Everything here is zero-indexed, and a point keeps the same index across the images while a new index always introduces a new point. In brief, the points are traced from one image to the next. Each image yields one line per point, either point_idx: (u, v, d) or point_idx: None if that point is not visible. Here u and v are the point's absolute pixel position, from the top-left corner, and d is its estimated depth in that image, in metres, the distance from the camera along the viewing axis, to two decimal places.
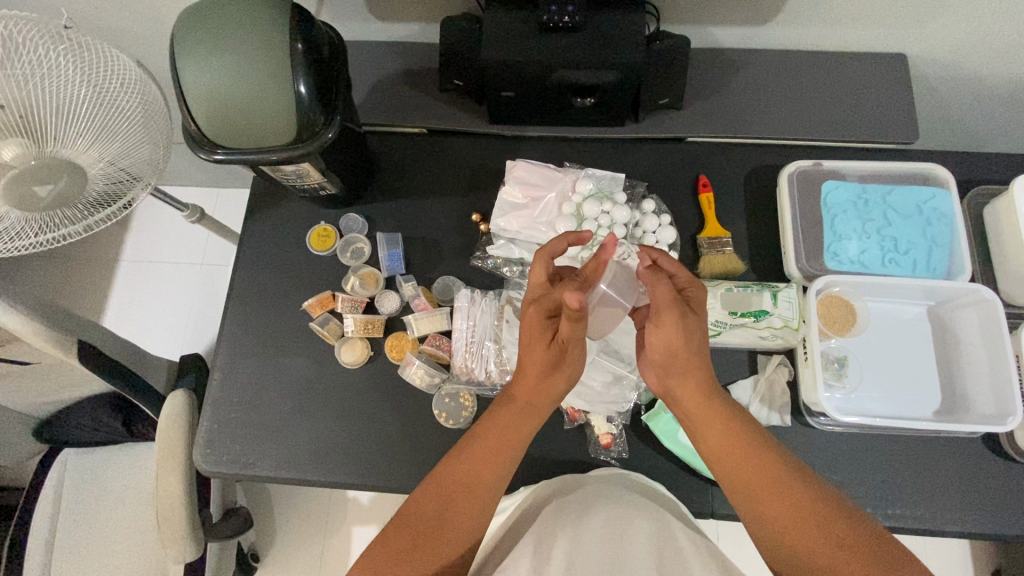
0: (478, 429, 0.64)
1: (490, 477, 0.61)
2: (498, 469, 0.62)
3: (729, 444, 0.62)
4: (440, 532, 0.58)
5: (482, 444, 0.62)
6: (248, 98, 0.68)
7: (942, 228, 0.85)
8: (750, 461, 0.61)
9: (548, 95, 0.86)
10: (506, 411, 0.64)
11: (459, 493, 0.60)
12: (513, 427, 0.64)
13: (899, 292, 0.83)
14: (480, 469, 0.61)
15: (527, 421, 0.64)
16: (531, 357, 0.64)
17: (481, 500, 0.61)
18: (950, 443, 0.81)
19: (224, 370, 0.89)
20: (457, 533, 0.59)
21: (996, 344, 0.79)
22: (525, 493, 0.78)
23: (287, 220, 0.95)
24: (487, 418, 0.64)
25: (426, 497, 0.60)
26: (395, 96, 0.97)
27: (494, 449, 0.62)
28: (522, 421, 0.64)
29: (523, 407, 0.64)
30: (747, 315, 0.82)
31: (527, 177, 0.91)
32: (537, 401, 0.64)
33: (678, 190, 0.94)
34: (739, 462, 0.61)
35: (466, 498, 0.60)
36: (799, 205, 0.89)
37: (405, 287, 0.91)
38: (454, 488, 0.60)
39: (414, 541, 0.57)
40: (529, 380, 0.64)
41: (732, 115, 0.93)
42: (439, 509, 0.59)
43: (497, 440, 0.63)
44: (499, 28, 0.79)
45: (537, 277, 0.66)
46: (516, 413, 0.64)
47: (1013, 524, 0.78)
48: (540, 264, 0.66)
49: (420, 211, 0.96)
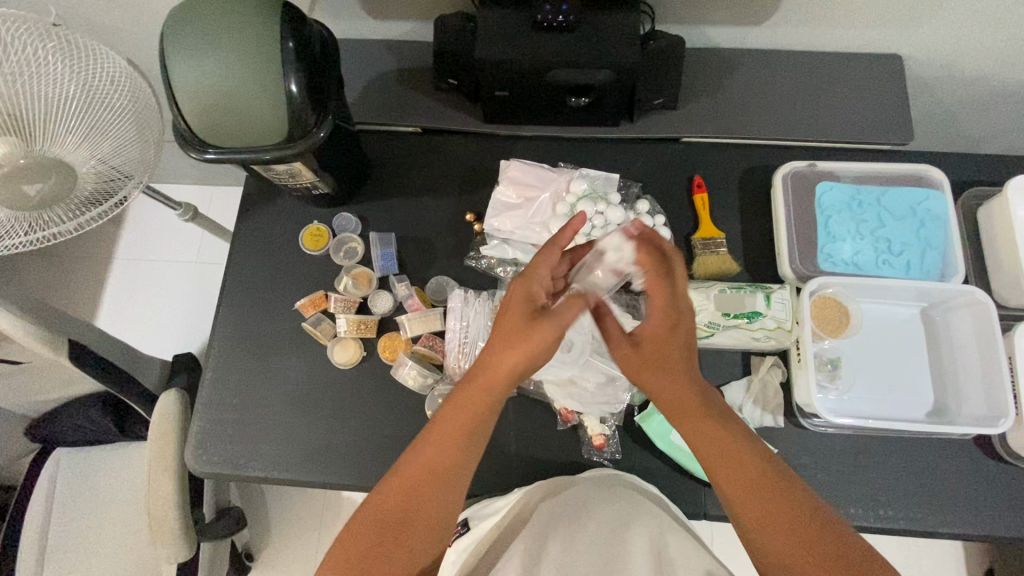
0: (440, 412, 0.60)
1: (452, 465, 0.59)
2: (462, 451, 0.59)
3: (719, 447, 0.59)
4: (405, 526, 0.57)
5: (448, 423, 0.59)
6: (239, 97, 0.67)
7: (935, 229, 0.85)
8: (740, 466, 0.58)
9: (542, 94, 0.86)
10: (468, 391, 0.59)
11: (422, 483, 0.58)
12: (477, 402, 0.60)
13: (893, 294, 0.83)
14: (441, 458, 0.59)
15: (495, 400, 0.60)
16: (503, 339, 0.60)
17: (445, 489, 0.59)
18: (942, 445, 0.81)
19: (216, 370, 0.89)
20: (426, 524, 0.58)
21: (989, 346, 0.79)
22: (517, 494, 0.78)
23: (280, 220, 0.95)
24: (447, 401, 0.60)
25: (389, 491, 0.59)
26: (390, 94, 0.96)
27: (456, 430, 0.59)
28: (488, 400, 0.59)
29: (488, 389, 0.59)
30: (740, 316, 0.82)
31: (521, 177, 0.91)
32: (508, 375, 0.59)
33: (673, 190, 0.94)
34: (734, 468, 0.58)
35: (429, 488, 0.58)
36: (793, 206, 0.89)
37: (398, 287, 0.90)
38: (416, 478, 0.58)
39: (378, 537, 0.57)
40: (496, 361, 0.59)
41: (727, 115, 0.92)
42: (404, 501, 0.58)
43: (460, 425, 0.59)
44: (492, 27, 0.79)
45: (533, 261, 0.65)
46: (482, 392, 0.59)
47: (1005, 526, 0.78)
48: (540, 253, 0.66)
49: (414, 210, 0.95)
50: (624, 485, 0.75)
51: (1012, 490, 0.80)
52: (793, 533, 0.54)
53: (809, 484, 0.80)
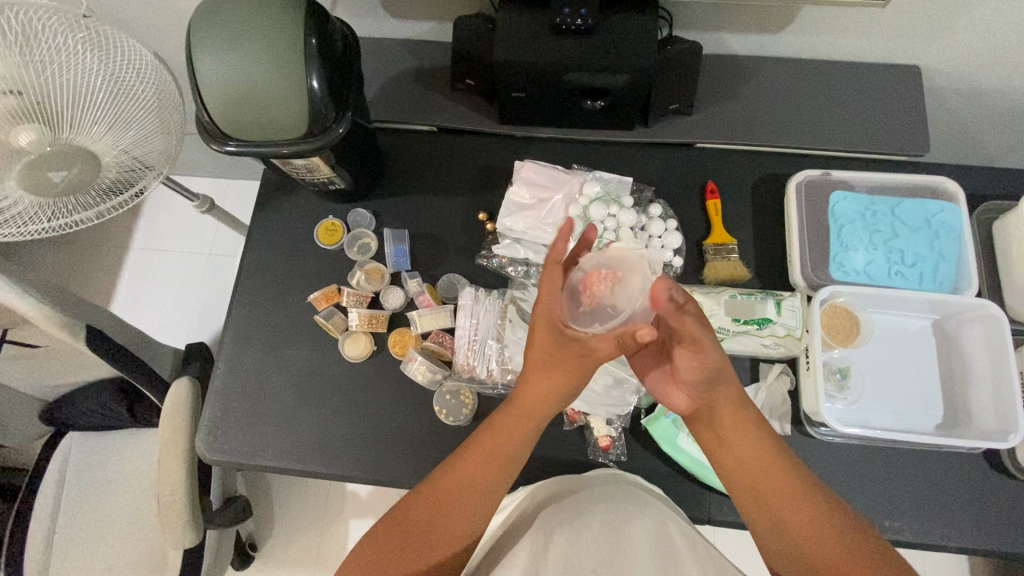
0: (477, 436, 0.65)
1: (487, 481, 0.62)
2: (494, 473, 0.63)
3: (752, 483, 0.61)
4: (432, 532, 0.60)
5: (483, 443, 0.64)
6: (261, 92, 0.69)
7: (949, 241, 0.84)
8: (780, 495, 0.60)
9: (558, 96, 0.87)
10: (503, 418, 0.65)
11: (458, 496, 0.61)
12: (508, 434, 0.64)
13: (904, 305, 0.83)
14: (477, 476, 0.62)
15: (522, 438, 0.64)
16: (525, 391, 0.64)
17: (473, 505, 0.61)
18: (951, 458, 0.81)
19: (229, 360, 0.90)
20: (451, 536, 0.60)
21: (1000, 358, 0.78)
22: (523, 492, 0.77)
23: (295, 213, 0.96)
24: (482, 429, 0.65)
25: (423, 498, 0.62)
26: (408, 93, 0.98)
27: (491, 451, 0.63)
28: (517, 437, 0.64)
29: (518, 415, 0.64)
30: (750, 322, 0.82)
31: (535, 178, 0.91)
32: (539, 407, 0.64)
33: (685, 195, 0.94)
34: (766, 505, 0.60)
35: (459, 501, 0.61)
36: (807, 214, 0.88)
37: (409, 283, 0.91)
38: (452, 491, 0.62)
39: (406, 542, 0.59)
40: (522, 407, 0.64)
41: (741, 122, 0.93)
42: (441, 510, 0.61)
43: (496, 445, 0.63)
44: (510, 28, 0.80)
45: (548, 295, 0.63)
46: (512, 427, 0.64)
47: (1012, 541, 0.78)
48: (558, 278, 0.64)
49: (427, 208, 0.96)
50: (628, 483, 0.74)
51: (1019, 506, 0.79)
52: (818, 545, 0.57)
53: None
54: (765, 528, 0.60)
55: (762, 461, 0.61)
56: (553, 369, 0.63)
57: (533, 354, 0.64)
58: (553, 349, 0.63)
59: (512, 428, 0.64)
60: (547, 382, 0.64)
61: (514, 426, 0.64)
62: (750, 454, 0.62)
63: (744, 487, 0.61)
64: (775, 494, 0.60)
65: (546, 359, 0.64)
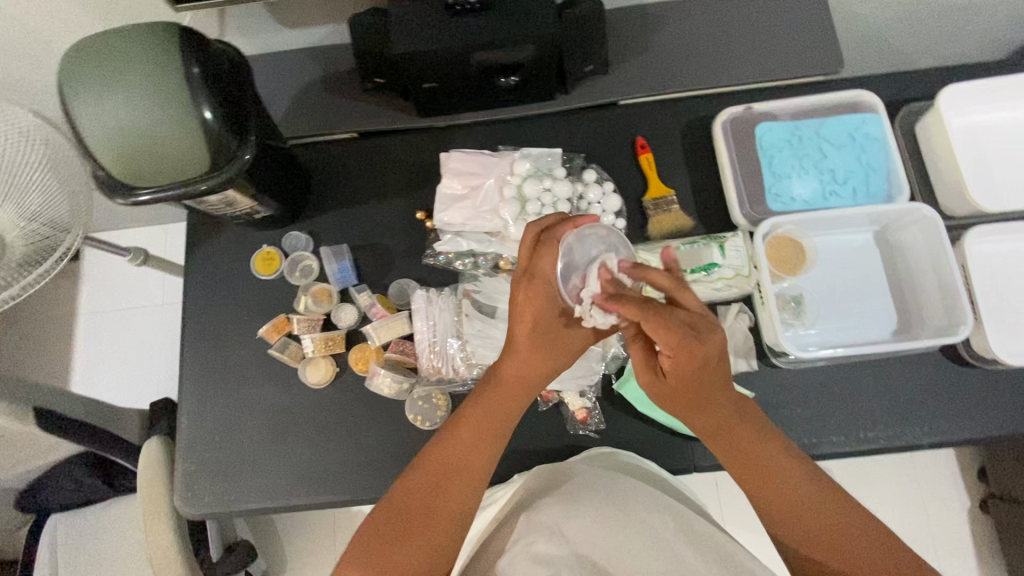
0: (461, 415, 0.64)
1: (478, 463, 0.63)
2: (487, 449, 0.64)
3: (758, 476, 0.61)
4: (428, 516, 0.60)
5: (474, 422, 0.64)
6: (152, 134, 0.65)
7: (876, 152, 0.85)
8: (783, 489, 0.60)
9: (472, 78, 0.87)
10: (495, 392, 0.65)
11: (452, 473, 0.62)
12: (501, 405, 0.65)
13: (843, 224, 0.85)
14: (473, 451, 0.63)
15: (514, 403, 0.66)
16: (517, 358, 0.65)
17: (466, 481, 0.62)
18: (911, 360, 0.83)
19: (192, 411, 0.87)
20: (447, 515, 0.60)
21: (940, 256, 0.80)
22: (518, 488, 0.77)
23: (228, 248, 0.92)
24: (470, 406, 0.65)
25: (414, 487, 0.61)
26: (323, 106, 0.96)
27: (486, 423, 0.64)
28: (510, 402, 0.65)
29: (510, 388, 0.66)
30: (699, 271, 0.82)
31: (463, 167, 0.87)
32: (530, 376, 0.66)
33: (617, 155, 0.94)
34: (790, 511, 0.60)
35: (457, 479, 0.62)
36: (736, 151, 0.88)
37: (360, 298, 0.88)
38: (441, 472, 0.62)
39: (403, 526, 0.59)
40: (513, 372, 0.66)
41: (655, 73, 0.93)
42: (427, 496, 0.60)
43: (485, 422, 0.65)
44: (408, 18, 0.80)
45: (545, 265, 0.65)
46: (503, 395, 0.65)
47: (978, 426, 0.82)
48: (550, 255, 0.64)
49: (365, 218, 0.94)
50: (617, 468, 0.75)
51: (980, 393, 0.82)
52: (810, 526, 0.59)
53: (789, 420, 0.82)
54: (784, 525, 0.60)
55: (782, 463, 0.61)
56: (541, 342, 0.66)
57: (523, 329, 0.65)
58: (535, 328, 0.65)
59: (501, 398, 0.65)
60: (538, 361, 0.65)
61: (503, 393, 0.65)
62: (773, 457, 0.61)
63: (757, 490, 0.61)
64: (803, 512, 0.59)
65: (541, 335, 0.65)
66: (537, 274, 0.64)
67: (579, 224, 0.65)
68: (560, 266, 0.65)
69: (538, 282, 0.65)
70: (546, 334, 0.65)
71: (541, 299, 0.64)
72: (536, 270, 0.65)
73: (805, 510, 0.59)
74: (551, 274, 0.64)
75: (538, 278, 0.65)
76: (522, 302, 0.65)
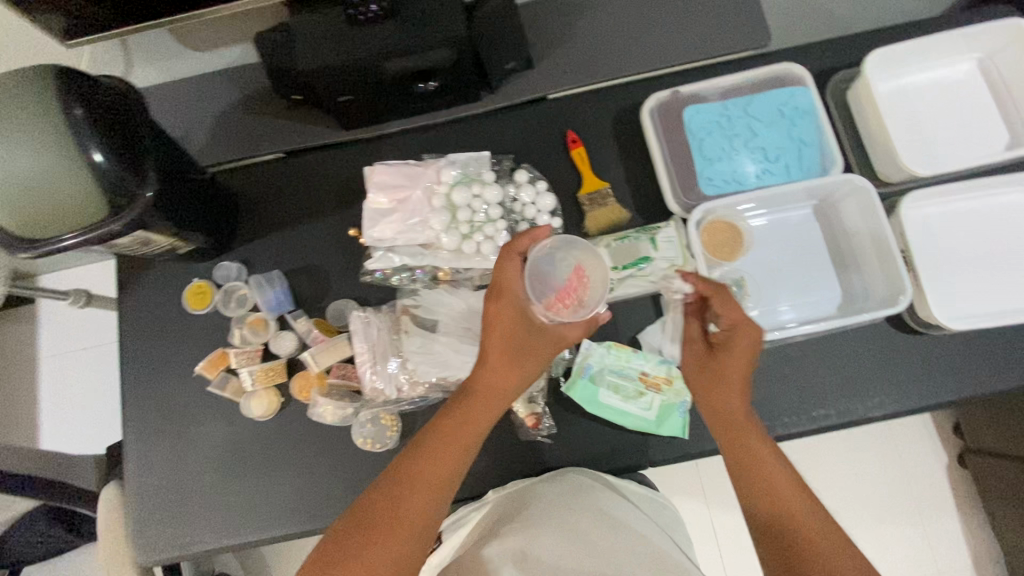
0: (438, 424, 0.64)
1: (449, 467, 0.62)
2: (459, 453, 0.63)
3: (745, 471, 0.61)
4: (393, 523, 0.57)
5: (449, 427, 0.64)
6: (35, 179, 0.61)
7: (806, 124, 0.83)
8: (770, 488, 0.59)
9: (388, 88, 0.84)
10: (468, 398, 0.65)
11: (422, 475, 0.60)
12: (476, 413, 0.65)
13: (778, 203, 0.84)
14: (444, 455, 0.62)
15: (488, 410, 0.65)
16: (489, 366, 0.66)
17: (433, 485, 0.60)
18: (858, 333, 0.83)
19: (138, 456, 0.85)
20: (410, 522, 0.58)
21: (876, 227, 0.79)
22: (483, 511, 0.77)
23: (159, 285, 0.90)
24: (445, 415, 0.65)
25: (386, 492, 0.60)
26: (243, 129, 0.93)
27: (459, 429, 0.64)
28: (481, 410, 0.65)
29: (483, 398, 0.65)
30: (631, 266, 0.81)
31: (387, 180, 0.84)
32: (503, 392, 0.66)
33: (550, 151, 0.92)
34: (777, 511, 0.58)
35: (428, 484, 0.60)
36: (667, 137, 0.86)
37: (297, 324, 0.86)
38: (412, 476, 0.60)
39: (367, 533, 0.57)
40: (484, 380, 0.66)
41: (581, 64, 0.91)
42: (394, 502, 0.59)
43: (463, 430, 0.64)
44: (310, 33, 0.76)
45: (507, 275, 0.67)
46: (474, 402, 0.65)
47: (928, 394, 0.81)
48: (511, 263, 0.67)
49: (298, 240, 0.91)
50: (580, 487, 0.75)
51: (929, 361, 0.82)
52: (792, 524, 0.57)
53: None
54: (770, 523, 0.58)
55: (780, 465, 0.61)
56: (516, 356, 0.67)
57: (494, 339, 0.67)
58: (503, 338, 0.66)
59: (474, 405, 0.65)
60: (508, 369, 0.66)
61: (478, 400, 0.65)
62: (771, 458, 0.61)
63: (743, 486, 0.61)
64: (789, 509, 0.58)
65: (512, 342, 0.67)
66: (500, 285, 0.67)
67: (539, 237, 0.68)
68: (522, 277, 0.67)
69: (507, 292, 0.67)
70: (514, 342, 0.67)
71: (511, 305, 0.66)
72: (503, 286, 0.67)
73: (790, 506, 0.58)
74: (514, 286, 0.67)
75: (505, 291, 0.67)
76: (493, 314, 0.67)
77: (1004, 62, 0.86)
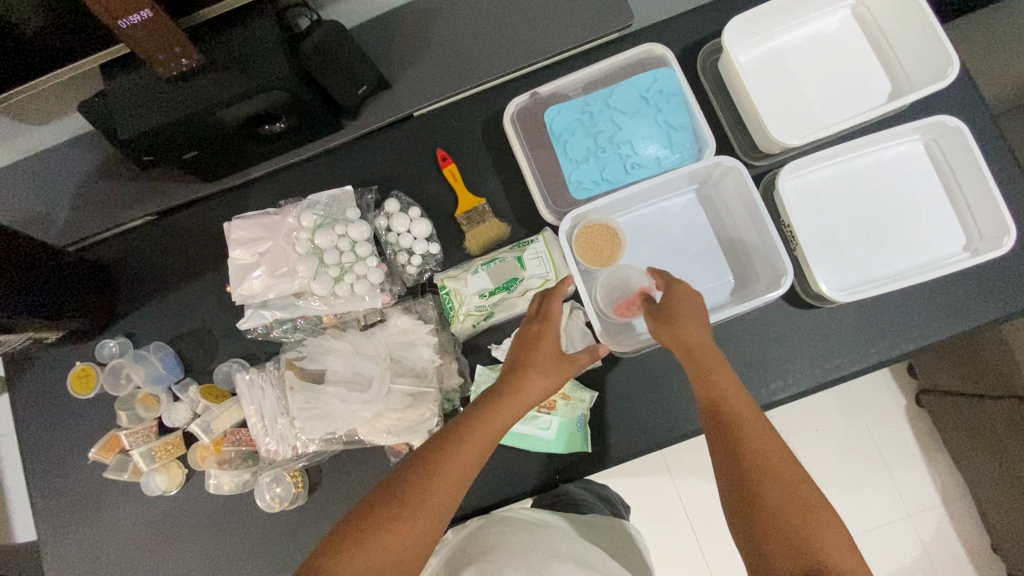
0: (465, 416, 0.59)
1: (466, 457, 0.55)
2: (483, 447, 0.56)
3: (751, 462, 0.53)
4: (404, 507, 0.51)
5: (475, 417, 0.58)
6: None
7: (672, 108, 0.79)
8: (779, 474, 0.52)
9: (233, 136, 0.78)
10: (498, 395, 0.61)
11: (441, 458, 0.54)
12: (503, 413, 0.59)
13: (655, 194, 0.81)
14: (470, 445, 0.56)
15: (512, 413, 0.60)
16: (528, 364, 0.63)
17: (453, 475, 0.54)
18: (757, 316, 0.80)
19: (53, 551, 0.84)
20: (418, 510, 0.51)
21: (753, 204, 0.75)
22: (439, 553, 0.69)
23: (43, 374, 0.87)
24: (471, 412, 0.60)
25: (404, 475, 0.54)
26: (99, 197, 0.88)
27: (485, 425, 0.58)
28: (509, 412, 0.60)
29: (514, 395, 0.61)
30: (501, 289, 0.81)
31: (246, 235, 0.81)
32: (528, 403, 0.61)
33: (422, 173, 0.88)
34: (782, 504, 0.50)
35: (445, 472, 0.54)
36: (532, 143, 0.82)
37: (188, 393, 0.84)
38: (431, 460, 0.54)
39: (380, 518, 0.50)
40: (513, 376, 0.62)
41: (437, 74, 0.85)
42: (410, 486, 0.52)
43: (489, 425, 0.58)
44: (126, 98, 0.71)
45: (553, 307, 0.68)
46: (505, 398, 0.60)
47: (836, 366, 0.79)
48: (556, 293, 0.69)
49: (179, 305, 0.88)
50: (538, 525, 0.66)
51: (832, 331, 0.79)
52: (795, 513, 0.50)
53: (646, 409, 0.78)
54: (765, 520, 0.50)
55: (786, 470, 0.52)
56: (546, 364, 0.63)
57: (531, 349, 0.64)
58: (543, 344, 0.65)
59: (504, 404, 0.60)
60: (535, 371, 0.62)
61: (505, 397, 0.60)
62: (791, 484, 0.51)
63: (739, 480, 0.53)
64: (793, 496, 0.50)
65: (548, 350, 0.64)
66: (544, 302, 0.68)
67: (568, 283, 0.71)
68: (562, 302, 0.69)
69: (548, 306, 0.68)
70: (548, 347, 0.64)
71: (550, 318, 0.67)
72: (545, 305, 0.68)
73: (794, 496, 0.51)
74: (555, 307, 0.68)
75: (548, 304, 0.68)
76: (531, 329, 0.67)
77: (876, 7, 0.81)
